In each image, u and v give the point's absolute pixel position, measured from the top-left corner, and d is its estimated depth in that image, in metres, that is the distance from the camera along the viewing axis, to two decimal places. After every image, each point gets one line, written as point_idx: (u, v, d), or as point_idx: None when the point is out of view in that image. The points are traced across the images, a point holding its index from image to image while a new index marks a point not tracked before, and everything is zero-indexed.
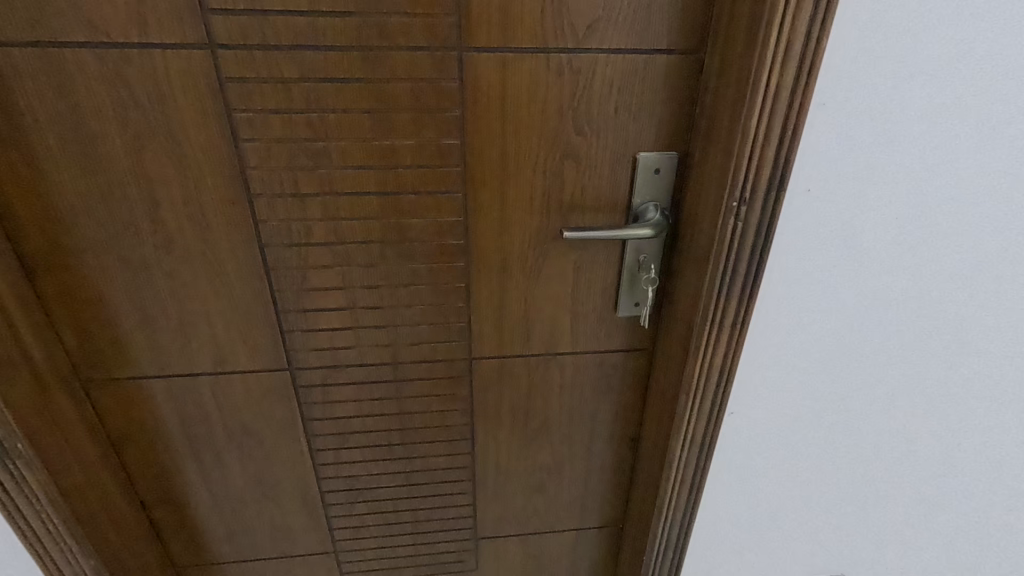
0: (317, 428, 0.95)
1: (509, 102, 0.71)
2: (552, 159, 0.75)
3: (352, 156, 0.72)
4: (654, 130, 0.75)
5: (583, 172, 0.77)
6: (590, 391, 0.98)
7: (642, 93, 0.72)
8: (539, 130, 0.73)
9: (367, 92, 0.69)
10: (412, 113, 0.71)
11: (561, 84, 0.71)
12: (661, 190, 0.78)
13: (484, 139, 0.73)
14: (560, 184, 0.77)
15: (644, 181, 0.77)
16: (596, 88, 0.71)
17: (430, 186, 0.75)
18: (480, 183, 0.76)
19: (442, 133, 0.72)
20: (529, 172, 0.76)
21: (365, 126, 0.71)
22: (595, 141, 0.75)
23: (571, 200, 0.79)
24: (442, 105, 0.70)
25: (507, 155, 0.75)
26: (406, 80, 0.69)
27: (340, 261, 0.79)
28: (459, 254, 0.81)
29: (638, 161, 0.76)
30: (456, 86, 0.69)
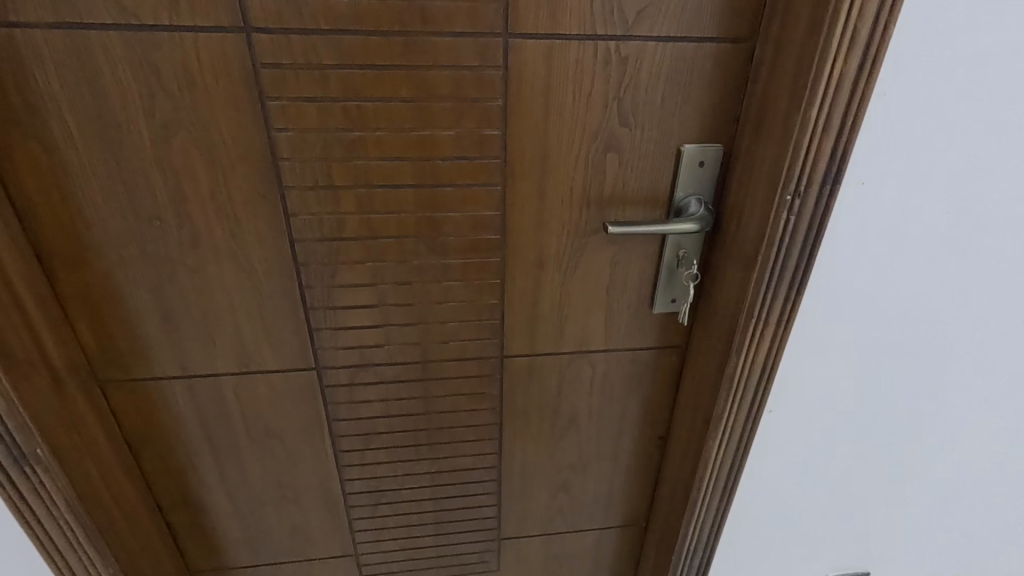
0: (341, 429, 0.92)
1: (553, 92, 0.68)
2: (594, 151, 0.73)
3: (389, 146, 0.69)
4: (700, 121, 0.72)
5: (625, 164, 0.74)
6: (621, 389, 0.96)
7: (689, 83, 0.70)
8: (582, 120, 0.71)
9: (406, 80, 0.66)
10: (453, 103, 0.68)
11: (607, 73, 0.68)
12: (704, 184, 0.76)
13: (525, 130, 0.70)
14: (602, 177, 0.75)
15: (687, 174, 0.75)
16: (642, 78, 0.69)
17: (468, 179, 0.73)
18: (519, 176, 0.74)
19: (483, 123, 0.69)
20: (570, 164, 0.74)
21: (403, 115, 0.68)
22: (638, 132, 0.72)
23: (611, 194, 0.76)
24: (484, 94, 0.68)
25: (549, 146, 0.72)
26: (448, 68, 0.66)
27: (371, 257, 0.77)
28: (494, 250, 0.79)
29: (683, 153, 0.74)
30: (500, 74, 0.67)
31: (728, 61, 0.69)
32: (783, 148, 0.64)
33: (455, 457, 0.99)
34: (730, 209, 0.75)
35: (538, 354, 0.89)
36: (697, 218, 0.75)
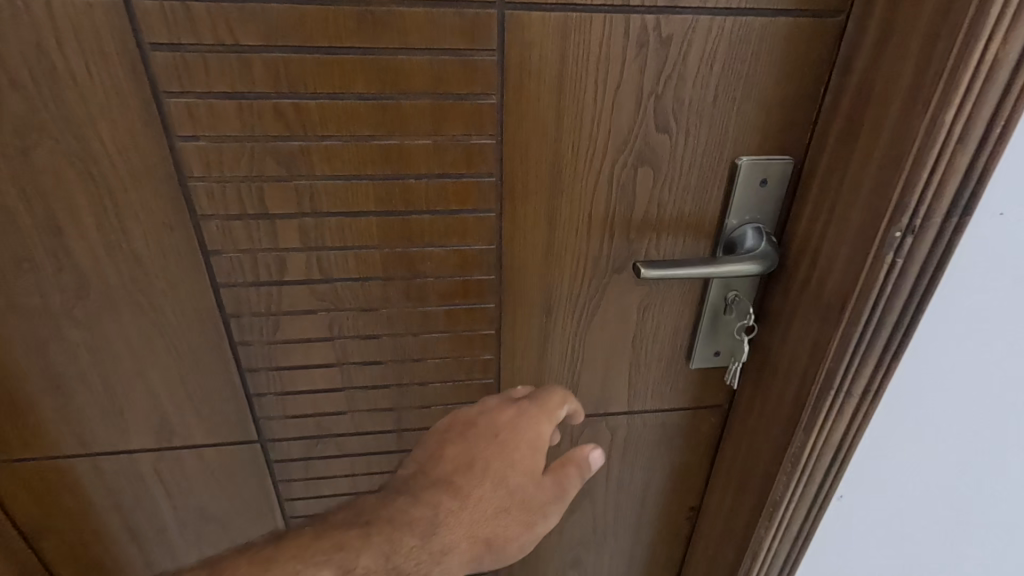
0: (297, 510, 0.74)
1: (569, 85, 0.50)
2: (621, 166, 0.54)
3: (342, 160, 0.50)
4: (763, 127, 0.54)
5: (663, 182, 0.56)
6: (645, 455, 0.77)
7: (753, 74, 0.51)
8: (606, 125, 0.52)
9: (363, 69, 0.47)
10: (429, 101, 0.49)
11: (644, 59, 0.49)
12: (765, 208, 0.57)
13: (530, 139, 0.52)
14: (630, 199, 0.56)
15: (744, 196, 0.57)
16: (692, 65, 0.50)
17: (452, 203, 0.54)
18: (522, 197, 0.55)
19: (472, 128, 0.50)
20: (590, 182, 0.55)
21: (360, 119, 0.49)
22: (683, 140, 0.54)
23: (643, 220, 0.58)
24: (474, 89, 0.49)
25: (563, 158, 0.53)
26: (422, 53, 0.47)
27: (325, 305, 0.58)
28: (488, 293, 0.60)
29: (739, 169, 0.55)
30: (495, 60, 0.48)
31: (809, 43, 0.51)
32: (894, 165, 0.45)
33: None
34: (800, 242, 0.56)
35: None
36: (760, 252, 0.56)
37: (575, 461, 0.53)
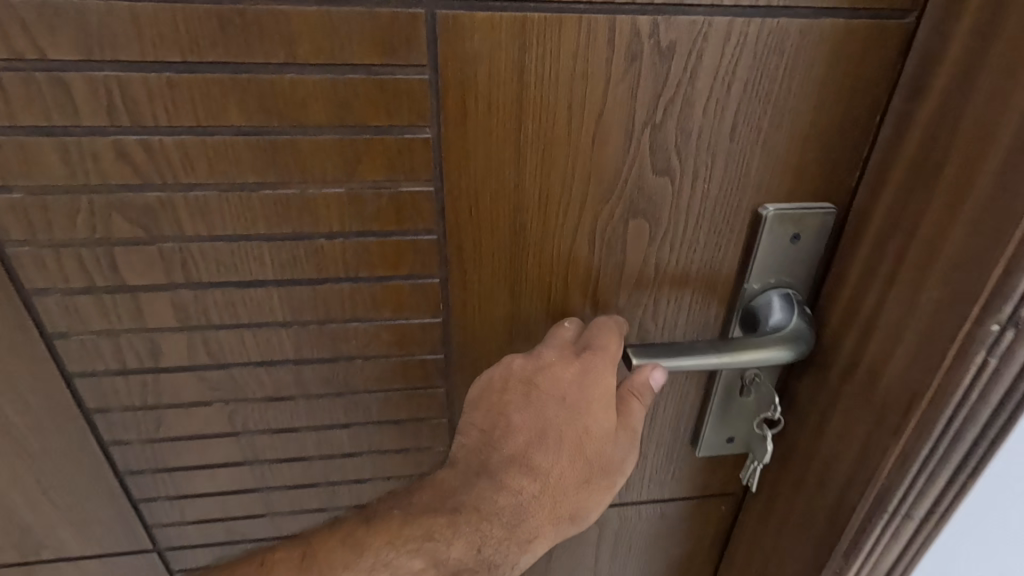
0: None
1: (533, 113, 0.36)
2: (606, 218, 0.40)
3: (220, 216, 0.37)
4: (796, 166, 0.40)
5: (662, 238, 0.42)
6: (642, 549, 0.64)
7: (788, 96, 0.37)
8: (584, 166, 0.38)
9: (237, 93, 0.33)
10: (337, 136, 0.35)
11: (638, 77, 0.35)
12: (797, 270, 0.44)
13: (480, 184, 0.38)
14: (619, 259, 0.43)
15: (769, 254, 0.43)
16: (704, 84, 0.36)
17: (380, 268, 0.40)
18: (474, 260, 0.41)
19: (401, 172, 0.37)
20: (565, 239, 0.41)
21: (240, 161, 0.35)
22: (689, 184, 0.40)
23: (637, 284, 0.44)
24: (398, 120, 0.35)
25: (526, 210, 0.39)
26: (322, 69, 0.33)
27: (220, 394, 0.44)
28: (436, 375, 0.46)
29: (763, 220, 0.42)
30: (427, 79, 0.34)
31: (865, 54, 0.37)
32: (994, 232, 0.31)
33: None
34: (843, 316, 0.43)
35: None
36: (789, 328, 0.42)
37: (635, 391, 0.40)
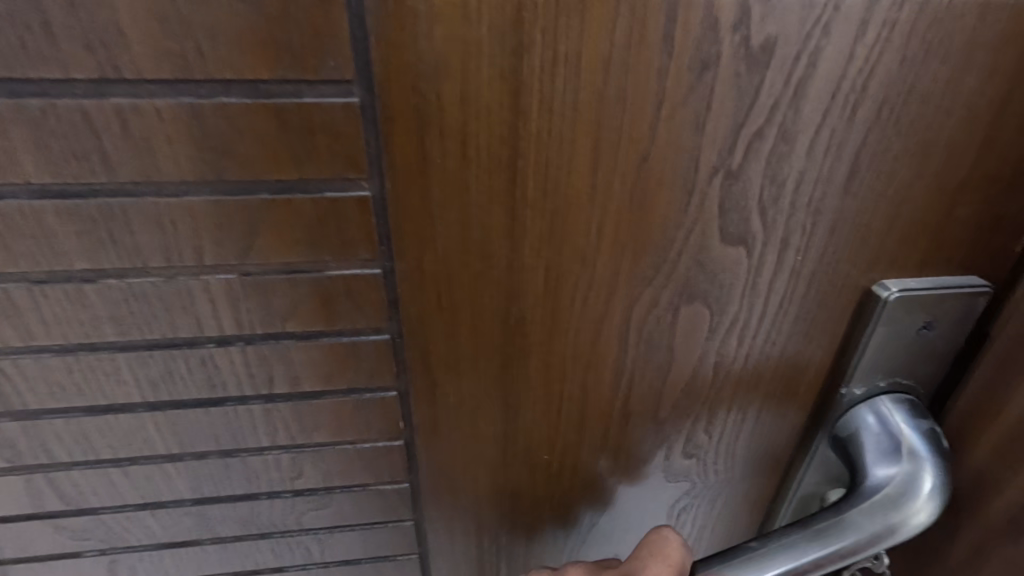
0: None
1: (536, 160, 0.22)
2: (645, 306, 0.27)
3: (40, 320, 0.23)
4: (941, 227, 0.26)
5: (727, 329, 0.28)
6: None
7: (943, 124, 0.23)
8: (616, 236, 0.24)
9: (28, 131, 0.19)
10: (214, 199, 0.21)
11: (708, 98, 0.21)
12: (921, 371, 0.30)
13: (452, 266, 0.24)
14: (662, 359, 0.29)
15: (885, 352, 0.29)
16: (812, 108, 0.22)
17: (306, 380, 0.27)
18: (446, 369, 0.27)
19: (327, 248, 0.23)
20: (584, 338, 0.27)
21: (57, 238, 0.21)
22: (774, 257, 0.26)
23: (685, 390, 0.30)
24: (315, 170, 0.21)
25: (526, 300, 0.26)
26: (172, 89, 0.19)
27: (90, 545, 0.31)
28: (400, 506, 0.33)
29: (881, 304, 0.27)
30: (360, 105, 0.20)
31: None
32: None
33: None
34: None
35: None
36: (917, 459, 0.28)
37: None
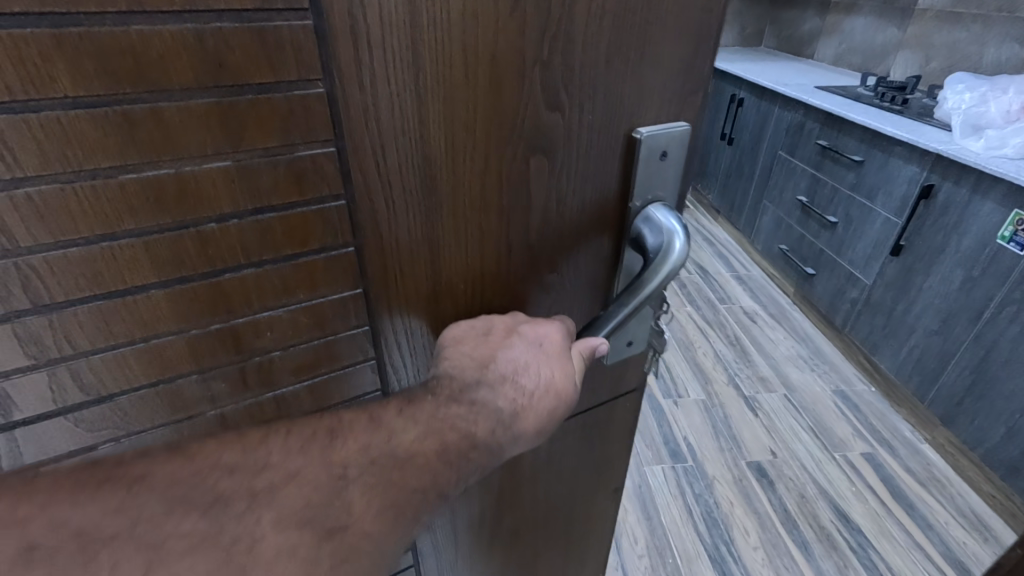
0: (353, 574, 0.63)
1: (430, 59, 0.35)
2: (510, 158, 0.42)
3: (71, 216, 0.29)
4: (661, 92, 0.45)
5: (558, 172, 0.45)
6: (571, 457, 0.72)
7: (650, 30, 0.41)
8: (485, 109, 0.39)
9: (66, 52, 0.26)
10: (213, 100, 0.30)
11: (521, 14, 0.37)
12: (667, 181, 0.50)
13: (383, 139, 0.36)
14: (525, 199, 0.45)
15: (646, 173, 0.48)
16: (581, 21, 0.39)
17: (287, 246, 0.37)
18: (388, 228, 0.40)
19: (295, 134, 0.33)
20: (472, 186, 0.42)
21: (87, 140, 0.28)
22: (577, 121, 0.43)
23: (542, 221, 0.47)
24: (283, 75, 0.31)
25: (434, 162, 0.39)
26: (181, 18, 0.27)
27: (108, 434, 0.37)
28: (363, 346, 0.45)
29: (639, 143, 0.46)
30: (312, 26, 0.31)
31: None
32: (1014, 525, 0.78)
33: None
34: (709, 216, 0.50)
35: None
36: (670, 234, 0.48)
37: (579, 349, 0.47)
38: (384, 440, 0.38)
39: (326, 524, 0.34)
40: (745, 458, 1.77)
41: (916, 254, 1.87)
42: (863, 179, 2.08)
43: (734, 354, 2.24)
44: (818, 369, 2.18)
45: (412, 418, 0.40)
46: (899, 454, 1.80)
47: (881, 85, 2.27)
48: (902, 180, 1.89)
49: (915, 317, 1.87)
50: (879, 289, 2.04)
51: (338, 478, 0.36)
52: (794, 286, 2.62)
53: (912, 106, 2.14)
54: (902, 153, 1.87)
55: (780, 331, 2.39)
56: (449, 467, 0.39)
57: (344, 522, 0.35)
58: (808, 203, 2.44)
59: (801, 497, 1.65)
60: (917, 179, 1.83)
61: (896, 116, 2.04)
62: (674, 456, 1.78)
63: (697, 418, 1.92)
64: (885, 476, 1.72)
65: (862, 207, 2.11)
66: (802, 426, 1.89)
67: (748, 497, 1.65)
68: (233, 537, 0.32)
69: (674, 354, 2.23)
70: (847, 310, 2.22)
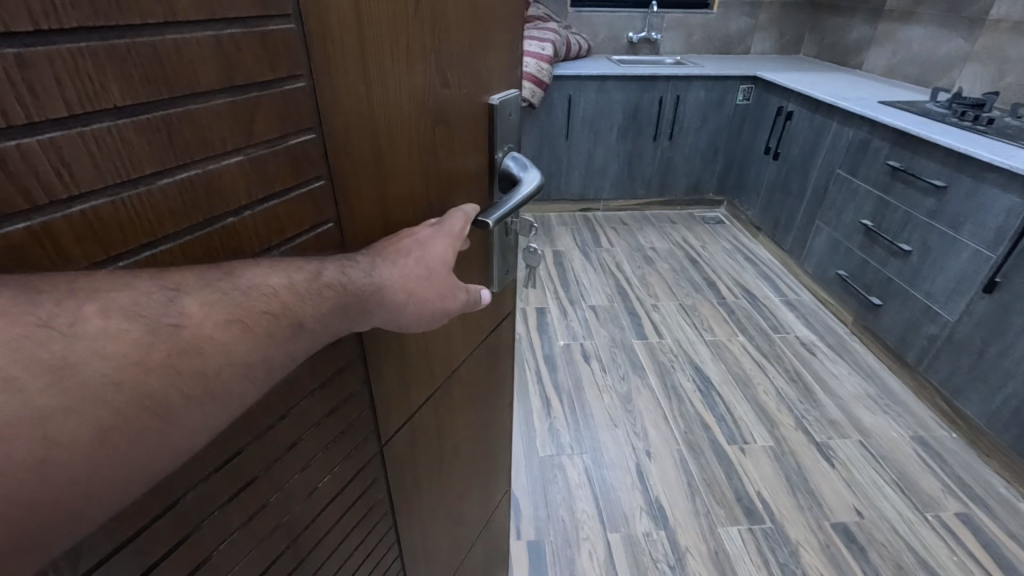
0: (342, 476, 0.73)
1: (371, 56, 0.55)
2: (421, 124, 0.65)
3: (124, 214, 0.39)
4: (499, 73, 0.76)
5: (448, 124, 0.69)
6: (475, 349, 1.00)
7: (487, 27, 0.70)
8: (406, 92, 0.61)
9: (120, 65, 0.36)
10: (230, 100, 0.44)
11: (419, 21, 0.58)
12: (511, 134, 0.83)
13: (348, 118, 0.55)
14: (433, 152, 0.68)
15: (502, 125, 0.79)
16: (452, 24, 0.63)
17: (289, 229, 0.53)
18: (354, 195, 0.60)
19: (289, 127, 0.50)
20: (400, 146, 0.63)
21: (131, 146, 0.38)
22: (459, 93, 0.69)
23: (443, 165, 0.71)
24: (278, 72, 0.47)
25: (378, 129, 0.59)
26: (201, 30, 0.40)
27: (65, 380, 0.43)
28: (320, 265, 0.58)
29: (494, 106, 0.75)
30: (296, 29, 0.47)
31: (512, 10, 0.74)
32: None
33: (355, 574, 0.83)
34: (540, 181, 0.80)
35: (411, 388, 0.84)
36: (524, 167, 0.83)
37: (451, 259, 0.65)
38: (220, 275, 0.43)
39: (161, 320, 0.38)
40: (830, 519, 1.94)
41: (1015, 292, 2.04)
42: (946, 207, 2.32)
43: (797, 393, 2.51)
44: (891, 410, 2.43)
45: (255, 263, 0.46)
46: (999, 527, 1.93)
47: (956, 103, 2.67)
48: (999, 212, 2.10)
49: (1012, 363, 2.05)
50: (965, 326, 2.24)
51: (170, 293, 0.39)
52: (852, 314, 2.96)
53: (998, 125, 2.44)
54: (997, 179, 2.09)
55: (844, 366, 2.69)
56: (299, 300, 0.47)
57: (179, 321, 0.39)
58: (874, 228, 2.75)
59: (899, 567, 1.79)
60: (1017, 213, 2.03)
61: (980, 135, 2.33)
62: (750, 516, 1.95)
63: (768, 467, 2.13)
64: (983, 544, 1.86)
65: (942, 237, 2.35)
66: (885, 479, 2.09)
67: (842, 567, 1.79)
68: (51, 314, 0.34)
69: (734, 391, 2.52)
70: (922, 345, 2.46)
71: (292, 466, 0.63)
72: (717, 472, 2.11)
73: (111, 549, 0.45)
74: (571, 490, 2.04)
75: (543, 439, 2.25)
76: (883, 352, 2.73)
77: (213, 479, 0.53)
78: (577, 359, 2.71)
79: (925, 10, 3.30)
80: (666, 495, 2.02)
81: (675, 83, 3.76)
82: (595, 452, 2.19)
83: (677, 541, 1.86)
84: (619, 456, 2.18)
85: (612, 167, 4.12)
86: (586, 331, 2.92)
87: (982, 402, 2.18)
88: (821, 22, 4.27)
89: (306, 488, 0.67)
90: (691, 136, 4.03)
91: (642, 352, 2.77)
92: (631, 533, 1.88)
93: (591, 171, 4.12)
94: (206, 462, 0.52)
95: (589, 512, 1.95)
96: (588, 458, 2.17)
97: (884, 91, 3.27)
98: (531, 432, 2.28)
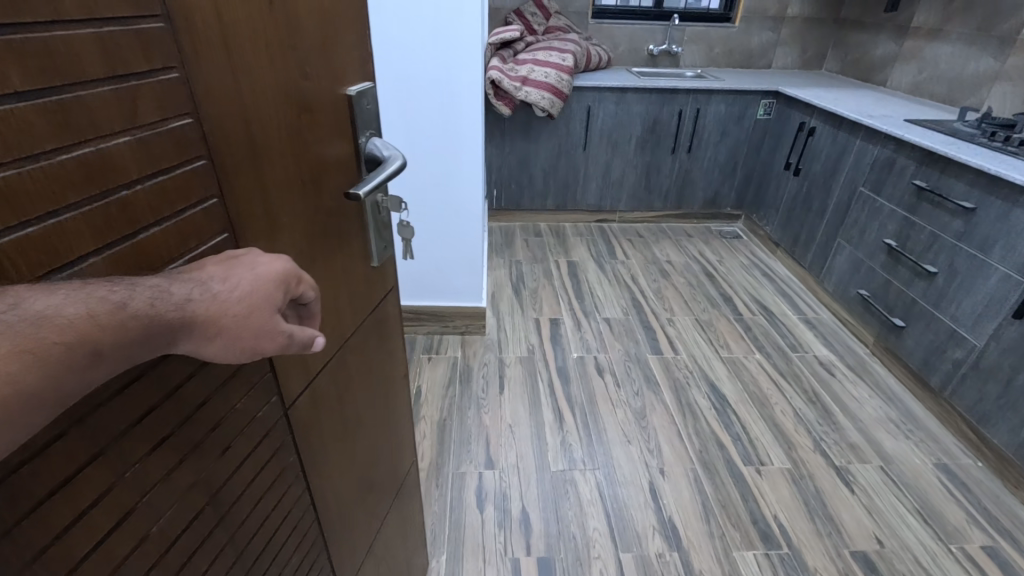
0: (255, 436, 0.74)
1: (233, 46, 0.58)
2: (287, 109, 0.69)
3: (28, 186, 0.41)
4: (354, 65, 0.83)
5: (314, 111, 0.74)
6: (365, 317, 1.02)
7: (336, 25, 0.77)
8: (272, 78, 0.65)
9: (16, 58, 0.39)
10: (114, 89, 0.46)
11: (273, 17, 0.64)
12: (371, 121, 0.89)
13: (219, 103, 0.58)
14: (301, 136, 0.72)
15: (362, 112, 0.86)
16: (307, 20, 0.69)
17: (182, 202, 0.55)
18: (234, 171, 0.62)
19: (168, 111, 0.52)
20: (270, 131, 0.66)
21: (33, 128, 0.41)
22: (318, 84, 0.74)
23: (312, 148, 0.75)
24: (153, 63, 0.49)
25: (249, 113, 0.62)
26: (85, 27, 0.43)
27: None
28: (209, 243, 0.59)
29: (353, 95, 0.82)
30: (166, 26, 0.50)
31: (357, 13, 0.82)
32: None
33: (278, 532, 0.84)
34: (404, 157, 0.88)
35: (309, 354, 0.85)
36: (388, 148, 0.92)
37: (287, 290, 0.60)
38: (4, 305, 0.39)
39: None
40: (849, 547, 1.88)
41: None
42: (976, 227, 2.27)
43: (816, 414, 2.46)
44: (913, 435, 2.36)
45: (46, 289, 0.41)
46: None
47: (985, 123, 2.59)
48: None
49: None
50: (993, 352, 2.17)
51: None
52: (873, 334, 2.89)
53: None
54: None
55: (863, 389, 2.62)
56: (102, 328, 0.42)
57: None
58: (898, 247, 2.69)
59: None
60: None
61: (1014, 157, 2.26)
62: (766, 540, 1.90)
63: (786, 489, 2.09)
64: None
65: (970, 258, 2.29)
66: (907, 507, 2.02)
67: None
68: None
69: (752, 412, 2.46)
70: (947, 369, 2.39)
71: (202, 426, 0.64)
72: (733, 493, 2.07)
73: (45, 493, 0.46)
74: (582, 507, 2.01)
75: (555, 453, 2.23)
76: (905, 375, 2.66)
77: (130, 436, 0.54)
78: (590, 372, 2.68)
79: (954, 28, 3.23)
80: (680, 515, 1.98)
81: (694, 96, 3.74)
82: (608, 467, 2.17)
83: (690, 563, 1.82)
84: (632, 472, 2.15)
85: (628, 178, 4.10)
86: (601, 344, 2.90)
87: (1010, 430, 2.09)
88: (847, 39, 4.22)
89: (220, 446, 0.68)
90: (711, 150, 4.01)
91: (656, 366, 2.74)
92: (643, 553, 1.85)
93: (607, 184, 4.12)
94: (126, 416, 0.53)
95: (601, 530, 1.92)
96: (600, 474, 2.14)
97: (911, 109, 3.20)
98: (543, 445, 2.26)
